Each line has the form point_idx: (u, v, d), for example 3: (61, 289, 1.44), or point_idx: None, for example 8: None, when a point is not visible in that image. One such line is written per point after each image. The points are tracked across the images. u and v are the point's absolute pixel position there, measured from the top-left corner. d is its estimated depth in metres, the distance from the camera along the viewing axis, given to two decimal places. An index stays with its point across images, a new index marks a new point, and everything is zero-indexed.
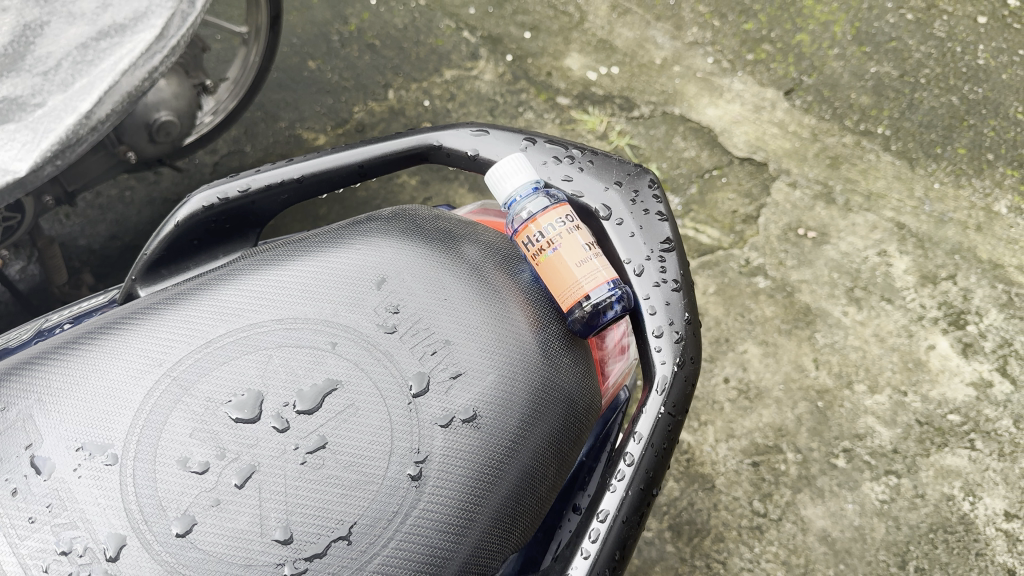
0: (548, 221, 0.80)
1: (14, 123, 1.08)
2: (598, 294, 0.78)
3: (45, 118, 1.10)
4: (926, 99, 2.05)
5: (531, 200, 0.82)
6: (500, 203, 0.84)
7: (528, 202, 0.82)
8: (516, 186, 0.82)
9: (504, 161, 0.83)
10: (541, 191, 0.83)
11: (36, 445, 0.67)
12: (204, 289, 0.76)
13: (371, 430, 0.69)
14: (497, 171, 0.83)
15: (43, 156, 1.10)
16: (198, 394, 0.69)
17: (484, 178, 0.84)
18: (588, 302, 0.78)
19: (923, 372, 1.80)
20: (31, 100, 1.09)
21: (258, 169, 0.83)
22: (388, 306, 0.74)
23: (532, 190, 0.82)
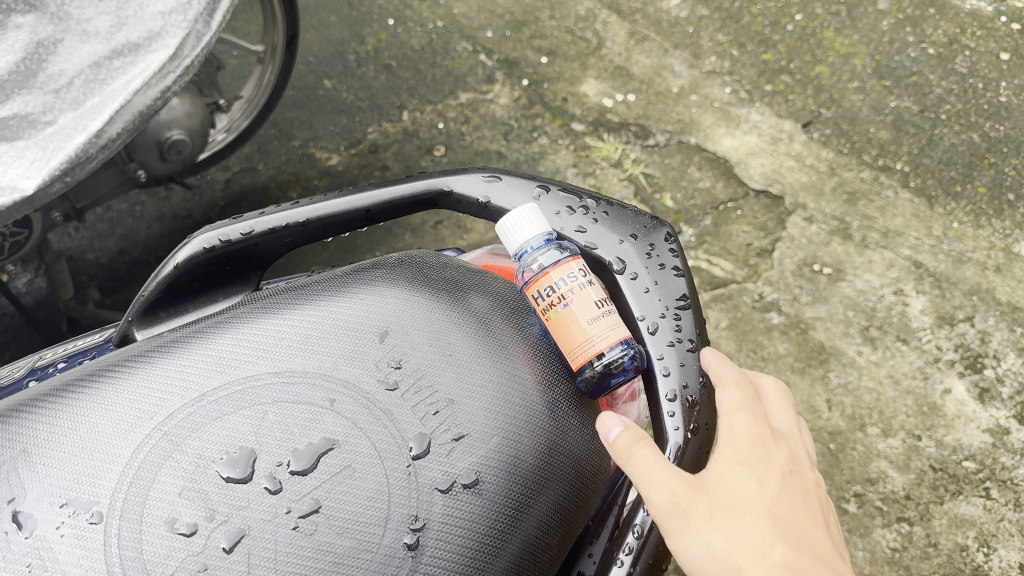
0: (561, 275, 0.77)
1: (23, 141, 0.99)
2: (611, 354, 0.76)
3: (54, 137, 1.01)
4: (947, 136, 2.01)
5: (543, 253, 0.79)
6: (510, 252, 0.81)
7: (540, 255, 0.79)
8: (528, 238, 0.79)
9: (516, 211, 0.79)
10: (553, 243, 0.80)
11: (19, 500, 0.64)
12: (200, 336, 0.73)
13: (367, 494, 0.66)
14: (508, 222, 0.79)
15: (53, 174, 1.01)
16: (189, 451, 0.66)
17: (494, 227, 0.81)
18: (600, 362, 0.76)
19: (938, 417, 1.76)
20: (42, 118, 1.00)
21: (263, 211, 0.81)
22: (390, 361, 0.71)
23: (544, 243, 0.80)
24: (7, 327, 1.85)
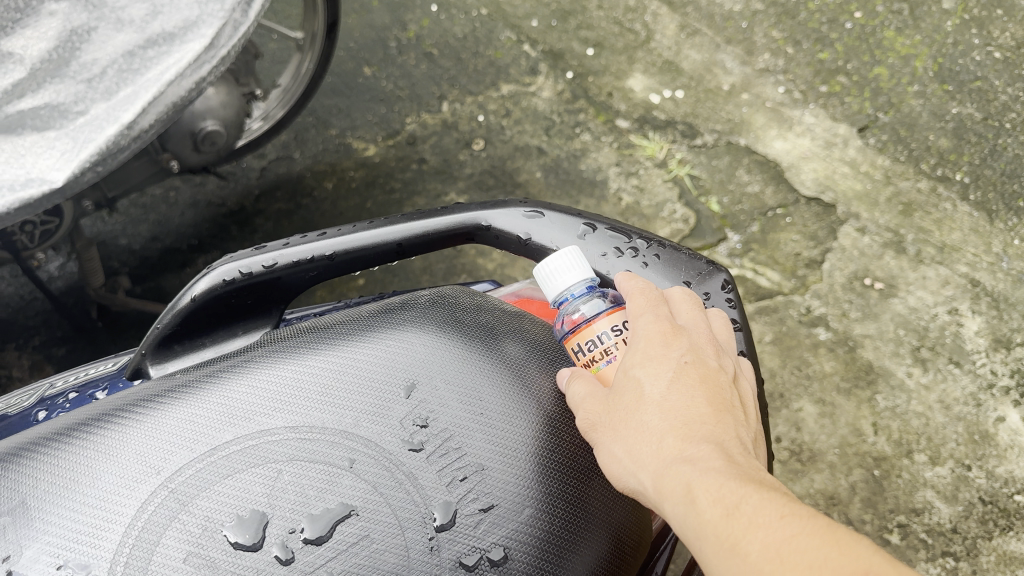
0: (606, 327, 0.71)
1: (55, 130, 1.02)
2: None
3: (87, 127, 1.04)
4: (1010, 146, 1.91)
5: (584, 301, 0.73)
6: (547, 296, 0.75)
7: (582, 304, 0.73)
8: (574, 283, 0.73)
9: (558, 254, 0.74)
10: (595, 289, 0.74)
11: (14, 560, 0.59)
12: (215, 381, 0.67)
13: (387, 570, 0.59)
14: (551, 265, 0.73)
15: (82, 165, 1.04)
16: (195, 512, 0.60)
17: (532, 269, 0.75)
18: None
19: (990, 447, 1.66)
20: (73, 108, 1.03)
21: (287, 242, 0.75)
22: (416, 419, 0.65)
23: (587, 288, 0.74)
24: (35, 311, 1.81)
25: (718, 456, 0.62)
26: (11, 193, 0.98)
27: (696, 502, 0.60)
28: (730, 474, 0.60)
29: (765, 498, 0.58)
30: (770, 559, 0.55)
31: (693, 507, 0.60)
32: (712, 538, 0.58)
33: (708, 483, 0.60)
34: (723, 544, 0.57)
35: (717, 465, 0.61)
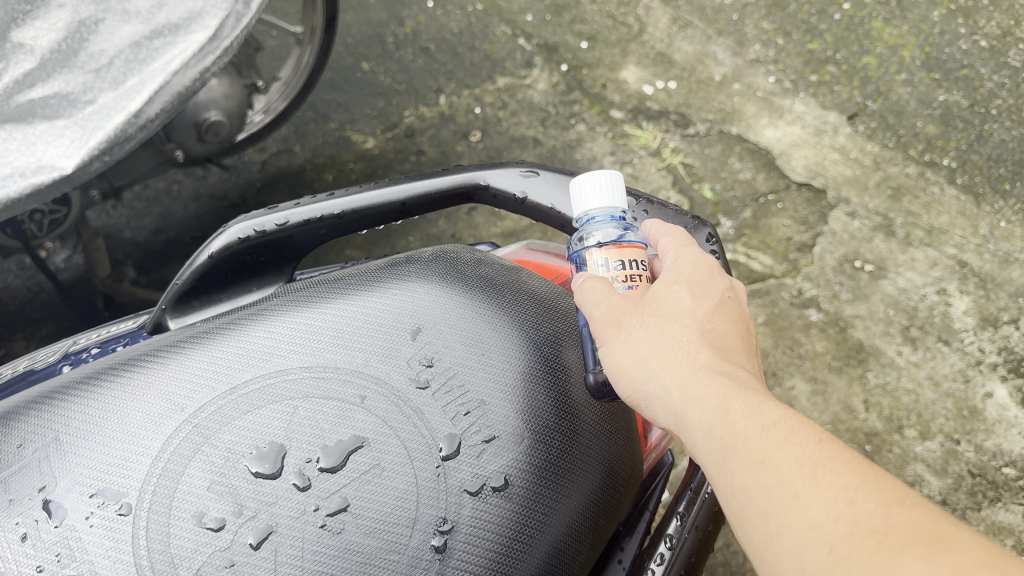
0: (602, 259, 0.76)
1: (64, 119, 1.04)
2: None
3: (94, 115, 1.06)
4: (997, 132, 1.96)
5: (598, 228, 0.77)
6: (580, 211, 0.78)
7: (594, 230, 0.77)
8: (583, 210, 0.78)
9: (605, 174, 0.77)
10: (618, 226, 0.77)
11: (50, 489, 0.63)
12: (233, 329, 0.72)
13: (397, 495, 0.64)
14: (581, 185, 0.78)
15: (91, 153, 1.06)
16: (217, 445, 0.65)
17: (578, 179, 0.78)
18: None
19: (978, 421, 1.70)
20: (82, 97, 1.05)
21: (298, 202, 0.80)
22: (422, 359, 0.70)
23: (605, 221, 0.78)
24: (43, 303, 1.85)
25: (753, 381, 0.68)
26: (22, 179, 1.01)
27: (729, 412, 0.65)
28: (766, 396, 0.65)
29: (801, 424, 0.63)
30: (802, 474, 0.59)
31: (726, 418, 0.65)
32: (743, 449, 0.63)
33: (741, 395, 0.65)
34: (752, 455, 0.62)
35: (750, 386, 0.67)
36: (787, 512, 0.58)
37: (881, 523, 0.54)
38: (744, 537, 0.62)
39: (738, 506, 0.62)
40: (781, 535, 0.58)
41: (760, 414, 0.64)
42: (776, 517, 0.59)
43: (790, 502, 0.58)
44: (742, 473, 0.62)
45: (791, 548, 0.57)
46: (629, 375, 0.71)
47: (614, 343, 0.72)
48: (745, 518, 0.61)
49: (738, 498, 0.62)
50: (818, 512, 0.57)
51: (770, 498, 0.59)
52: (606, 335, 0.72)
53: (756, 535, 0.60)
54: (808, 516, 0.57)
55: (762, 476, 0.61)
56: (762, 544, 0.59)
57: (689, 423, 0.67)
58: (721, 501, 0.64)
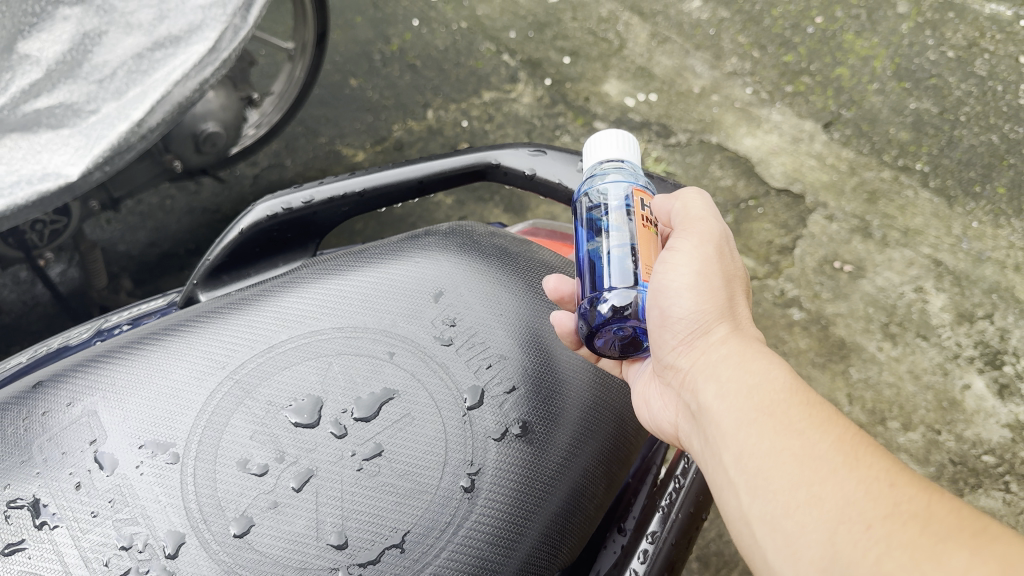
0: (612, 198, 0.77)
1: (68, 128, 1.00)
2: (619, 296, 0.76)
3: (99, 124, 1.02)
4: (966, 137, 1.89)
5: (607, 176, 0.79)
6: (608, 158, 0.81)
7: (603, 178, 0.80)
8: (594, 162, 0.81)
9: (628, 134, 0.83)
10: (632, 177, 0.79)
11: (100, 442, 0.67)
12: (267, 295, 0.77)
13: (427, 440, 0.69)
14: (592, 144, 0.82)
15: (94, 162, 1.02)
16: (258, 397, 0.70)
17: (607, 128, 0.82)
18: (604, 299, 0.76)
19: (958, 412, 1.61)
20: (85, 107, 1.01)
21: (321, 181, 0.85)
22: (445, 319, 0.75)
23: (618, 172, 0.80)
24: (38, 316, 1.73)
25: None
26: (28, 188, 0.97)
27: (767, 384, 0.67)
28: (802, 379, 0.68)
29: (840, 414, 0.65)
30: (842, 453, 0.61)
31: (765, 389, 0.67)
32: (782, 418, 0.65)
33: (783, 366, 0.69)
34: (790, 426, 0.64)
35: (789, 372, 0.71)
36: (822, 484, 0.60)
37: (924, 509, 0.56)
38: (754, 504, 0.63)
39: (762, 472, 0.63)
40: (811, 502, 0.59)
41: (802, 392, 0.66)
42: (809, 488, 0.60)
43: (827, 476, 0.60)
44: (777, 440, 0.63)
45: (819, 520, 0.58)
46: (693, 281, 0.74)
47: (701, 251, 0.76)
48: (767, 486, 0.62)
49: (763, 465, 0.63)
50: (857, 491, 0.58)
51: (803, 470, 0.61)
52: (699, 243, 0.76)
53: (777, 504, 0.61)
54: (844, 492, 0.58)
55: (797, 447, 0.62)
56: (782, 513, 0.61)
57: (724, 373, 0.71)
58: (737, 467, 0.65)
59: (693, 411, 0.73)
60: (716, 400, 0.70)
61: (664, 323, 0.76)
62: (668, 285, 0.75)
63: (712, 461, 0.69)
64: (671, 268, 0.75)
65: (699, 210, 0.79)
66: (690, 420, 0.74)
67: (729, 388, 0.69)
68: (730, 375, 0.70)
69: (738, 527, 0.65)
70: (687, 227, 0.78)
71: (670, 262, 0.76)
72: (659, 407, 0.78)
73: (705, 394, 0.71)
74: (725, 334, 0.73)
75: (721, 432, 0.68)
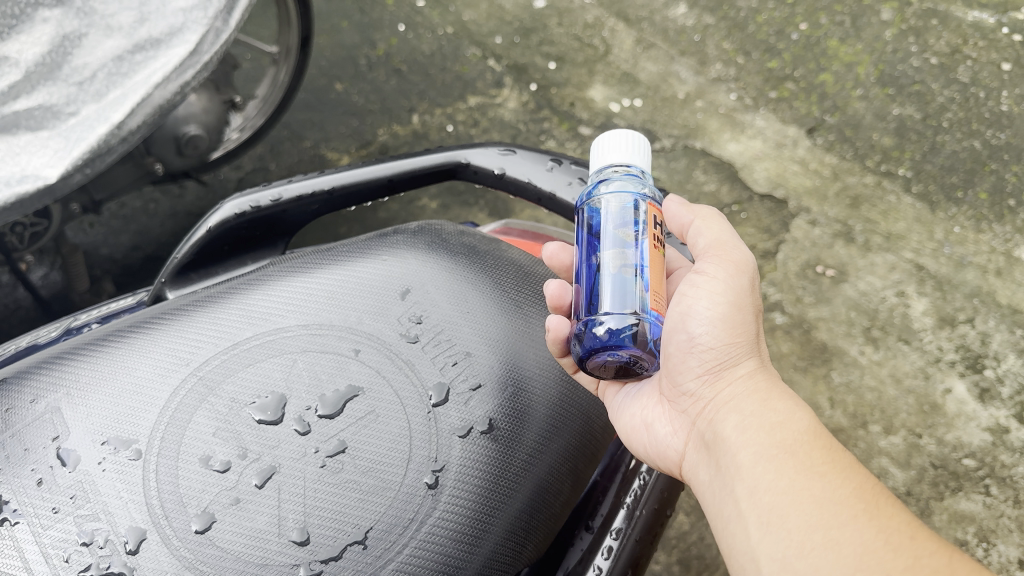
0: (616, 210, 0.77)
1: (48, 130, 0.97)
2: (616, 322, 0.74)
3: (79, 127, 0.99)
4: (949, 143, 1.87)
5: (614, 182, 0.78)
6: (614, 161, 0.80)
7: (609, 184, 0.78)
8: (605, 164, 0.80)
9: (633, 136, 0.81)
10: (639, 188, 0.78)
11: (63, 439, 0.67)
12: (234, 293, 0.77)
13: (391, 437, 0.69)
14: (598, 145, 0.81)
15: (75, 165, 0.98)
16: (222, 394, 0.70)
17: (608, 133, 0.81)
18: (602, 322, 0.75)
19: (939, 416, 1.59)
20: (65, 109, 0.99)
21: (290, 180, 0.85)
22: (411, 317, 0.76)
23: (624, 179, 0.79)
24: (19, 320, 1.69)
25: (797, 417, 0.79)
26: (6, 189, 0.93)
27: (789, 423, 0.73)
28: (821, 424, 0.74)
29: (855, 463, 0.71)
30: (860, 502, 0.66)
31: (785, 429, 0.73)
32: (803, 459, 0.70)
33: (804, 409, 0.75)
34: (809, 468, 0.69)
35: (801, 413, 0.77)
36: (841, 530, 0.64)
37: (943, 567, 0.61)
38: (765, 540, 0.67)
39: (778, 509, 0.68)
40: (828, 543, 0.64)
41: (821, 436, 0.72)
42: (827, 532, 0.64)
43: (847, 523, 0.64)
44: (798, 481, 0.68)
45: (836, 563, 0.63)
46: (726, 312, 0.79)
47: (734, 281, 0.80)
48: (782, 524, 0.67)
49: (779, 502, 0.68)
50: (876, 540, 0.63)
51: (822, 514, 0.65)
52: (733, 273, 0.81)
53: (790, 543, 0.65)
54: (861, 539, 0.63)
55: (817, 490, 0.67)
56: (796, 553, 0.65)
57: (746, 409, 0.76)
58: (750, 501, 0.70)
59: (707, 441, 0.78)
60: (737, 431, 0.75)
61: (690, 349, 0.80)
62: (700, 312, 0.79)
63: (722, 491, 0.73)
64: (706, 297, 0.80)
65: (725, 238, 0.84)
66: (700, 450, 0.78)
67: (751, 422, 0.74)
68: (754, 409, 0.75)
69: (742, 560, 0.69)
70: (716, 252, 0.83)
71: (705, 289, 0.80)
72: (666, 432, 0.82)
73: (728, 423, 0.76)
74: (750, 370, 0.79)
75: (736, 465, 0.73)
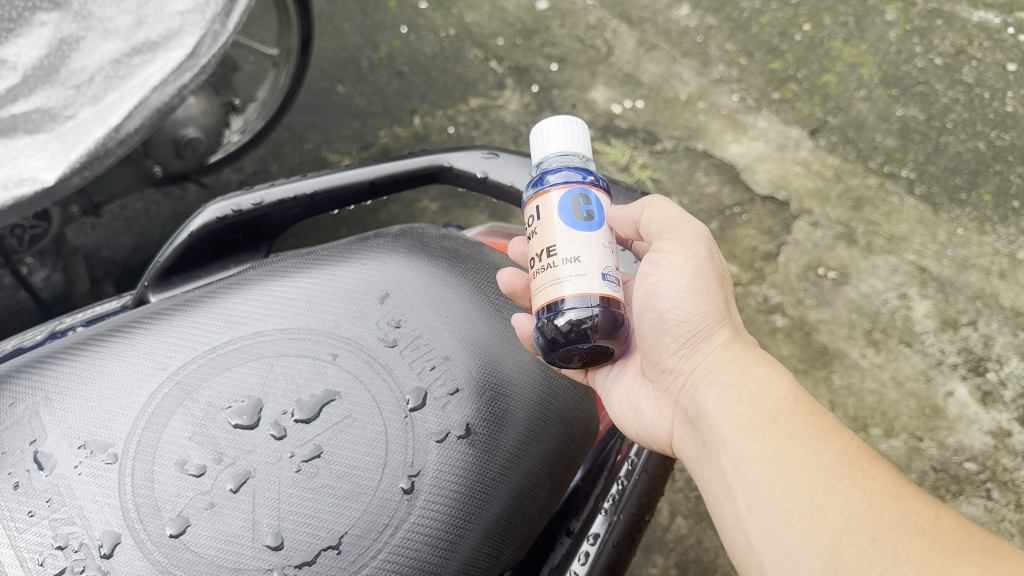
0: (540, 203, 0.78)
1: (45, 134, 0.96)
2: (578, 312, 0.75)
3: (76, 130, 0.98)
4: (953, 144, 1.85)
5: (559, 173, 0.79)
6: (557, 148, 0.83)
7: (554, 175, 0.79)
8: (561, 151, 0.83)
9: (570, 123, 0.84)
10: (583, 177, 0.78)
11: (40, 442, 0.67)
12: (214, 297, 0.78)
13: (366, 442, 0.71)
14: (538, 133, 0.84)
15: (72, 168, 0.97)
16: (198, 399, 0.71)
17: (552, 117, 0.84)
18: (563, 313, 0.75)
19: (940, 419, 1.58)
20: (62, 112, 0.97)
21: (272, 183, 0.90)
22: (390, 321, 0.77)
23: (569, 170, 0.80)
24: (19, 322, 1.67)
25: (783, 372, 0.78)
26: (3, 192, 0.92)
27: (770, 390, 0.73)
28: (802, 387, 0.74)
29: (840, 424, 0.70)
30: (845, 464, 0.65)
31: (768, 397, 0.72)
32: (786, 425, 0.69)
33: (784, 374, 0.74)
34: (793, 434, 0.69)
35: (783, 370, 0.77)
36: (826, 496, 0.64)
37: (930, 525, 0.60)
38: (752, 511, 0.67)
39: (763, 479, 0.67)
40: (813, 512, 0.63)
41: (802, 401, 0.71)
42: (812, 499, 0.64)
43: (832, 487, 0.64)
44: (782, 447, 0.68)
45: (822, 530, 0.62)
46: (692, 285, 0.78)
47: (691, 253, 0.79)
48: (768, 494, 0.66)
49: (763, 472, 0.68)
50: (862, 503, 0.62)
51: (807, 481, 0.65)
52: (688, 247, 0.79)
53: (778, 512, 0.65)
54: (847, 505, 0.63)
55: (801, 457, 0.67)
56: (783, 522, 0.65)
57: (725, 378, 0.76)
58: (736, 473, 0.70)
59: (690, 417, 0.78)
60: (717, 404, 0.75)
61: (662, 326, 0.80)
62: (665, 288, 0.79)
63: (709, 465, 0.73)
64: (666, 273, 0.79)
65: (673, 213, 0.81)
66: (685, 426, 0.79)
67: (731, 392, 0.74)
68: (732, 379, 0.75)
69: (733, 533, 0.69)
70: (668, 230, 0.81)
71: (664, 265, 0.79)
72: (651, 414, 0.84)
73: (707, 396, 0.76)
74: (726, 338, 0.79)
75: (719, 435, 0.73)
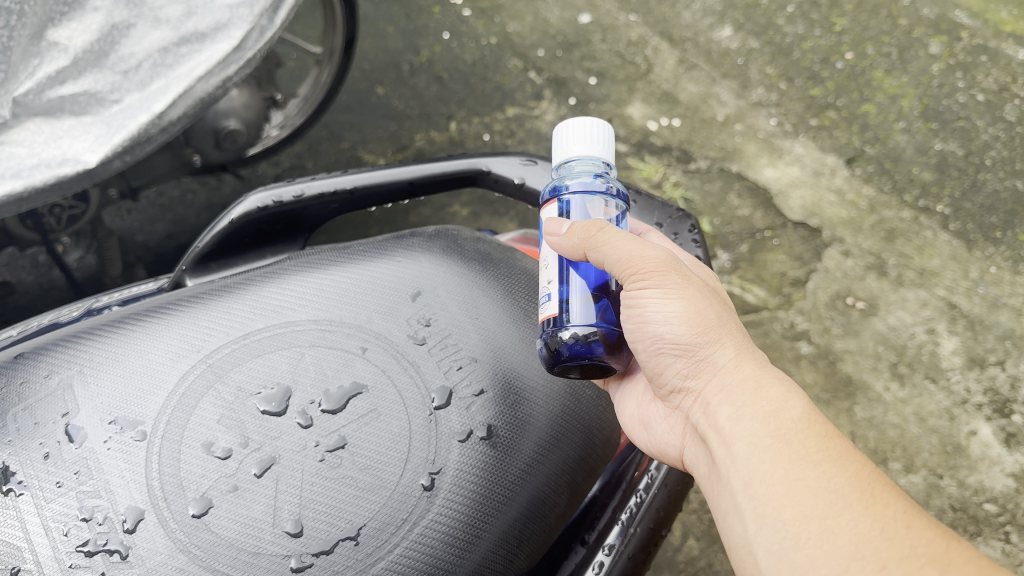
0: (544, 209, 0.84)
1: (91, 116, 0.98)
2: (579, 328, 0.77)
3: (121, 114, 1.00)
4: (990, 181, 1.84)
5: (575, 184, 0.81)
6: (582, 153, 0.83)
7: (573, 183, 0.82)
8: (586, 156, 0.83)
9: (597, 130, 0.84)
10: (599, 186, 0.81)
11: (72, 415, 0.69)
12: (249, 284, 0.79)
13: (391, 436, 0.72)
14: (563, 134, 0.84)
15: (114, 151, 0.99)
16: (229, 382, 0.72)
17: (582, 120, 0.83)
18: (565, 330, 0.77)
19: (962, 458, 1.56)
20: (109, 96, 1.00)
21: (313, 177, 0.91)
22: (420, 319, 0.78)
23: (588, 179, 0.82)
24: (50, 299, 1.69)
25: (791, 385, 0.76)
26: (47, 171, 0.95)
27: (781, 411, 0.71)
28: (815, 408, 0.72)
29: (851, 446, 0.69)
30: (855, 489, 0.65)
31: (778, 416, 0.71)
32: (795, 446, 0.69)
33: (796, 392, 0.72)
34: (805, 456, 0.68)
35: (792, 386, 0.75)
36: (836, 520, 0.63)
37: (942, 556, 0.60)
38: (762, 531, 0.67)
39: (773, 500, 0.67)
40: (823, 538, 0.63)
41: (816, 421, 0.70)
42: (823, 522, 0.64)
43: (842, 512, 0.64)
44: (792, 469, 0.67)
45: (831, 555, 0.62)
46: (681, 307, 0.77)
47: (668, 277, 0.77)
48: (778, 515, 0.66)
49: (772, 493, 0.67)
50: (873, 529, 0.62)
51: (819, 504, 0.65)
52: (661, 273, 0.77)
53: (786, 535, 0.65)
54: (858, 531, 0.62)
55: (812, 480, 0.66)
56: (792, 544, 0.65)
57: (735, 399, 0.74)
58: (746, 493, 0.69)
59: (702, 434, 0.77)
60: (730, 422, 0.74)
61: (661, 349, 0.79)
62: (656, 317, 0.77)
63: (719, 484, 0.73)
64: (651, 304, 0.77)
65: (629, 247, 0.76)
66: (697, 443, 0.79)
67: (744, 412, 0.73)
68: (746, 399, 0.73)
69: (741, 553, 0.69)
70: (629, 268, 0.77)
71: (647, 297, 0.77)
72: (663, 430, 0.84)
73: (718, 416, 0.75)
74: (731, 354, 0.76)
75: (730, 453, 0.72)
